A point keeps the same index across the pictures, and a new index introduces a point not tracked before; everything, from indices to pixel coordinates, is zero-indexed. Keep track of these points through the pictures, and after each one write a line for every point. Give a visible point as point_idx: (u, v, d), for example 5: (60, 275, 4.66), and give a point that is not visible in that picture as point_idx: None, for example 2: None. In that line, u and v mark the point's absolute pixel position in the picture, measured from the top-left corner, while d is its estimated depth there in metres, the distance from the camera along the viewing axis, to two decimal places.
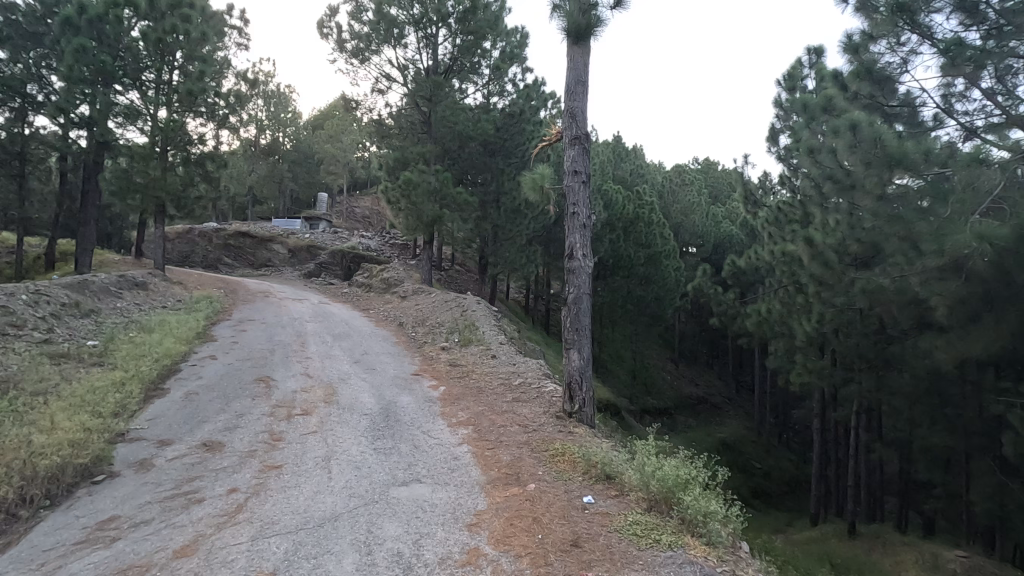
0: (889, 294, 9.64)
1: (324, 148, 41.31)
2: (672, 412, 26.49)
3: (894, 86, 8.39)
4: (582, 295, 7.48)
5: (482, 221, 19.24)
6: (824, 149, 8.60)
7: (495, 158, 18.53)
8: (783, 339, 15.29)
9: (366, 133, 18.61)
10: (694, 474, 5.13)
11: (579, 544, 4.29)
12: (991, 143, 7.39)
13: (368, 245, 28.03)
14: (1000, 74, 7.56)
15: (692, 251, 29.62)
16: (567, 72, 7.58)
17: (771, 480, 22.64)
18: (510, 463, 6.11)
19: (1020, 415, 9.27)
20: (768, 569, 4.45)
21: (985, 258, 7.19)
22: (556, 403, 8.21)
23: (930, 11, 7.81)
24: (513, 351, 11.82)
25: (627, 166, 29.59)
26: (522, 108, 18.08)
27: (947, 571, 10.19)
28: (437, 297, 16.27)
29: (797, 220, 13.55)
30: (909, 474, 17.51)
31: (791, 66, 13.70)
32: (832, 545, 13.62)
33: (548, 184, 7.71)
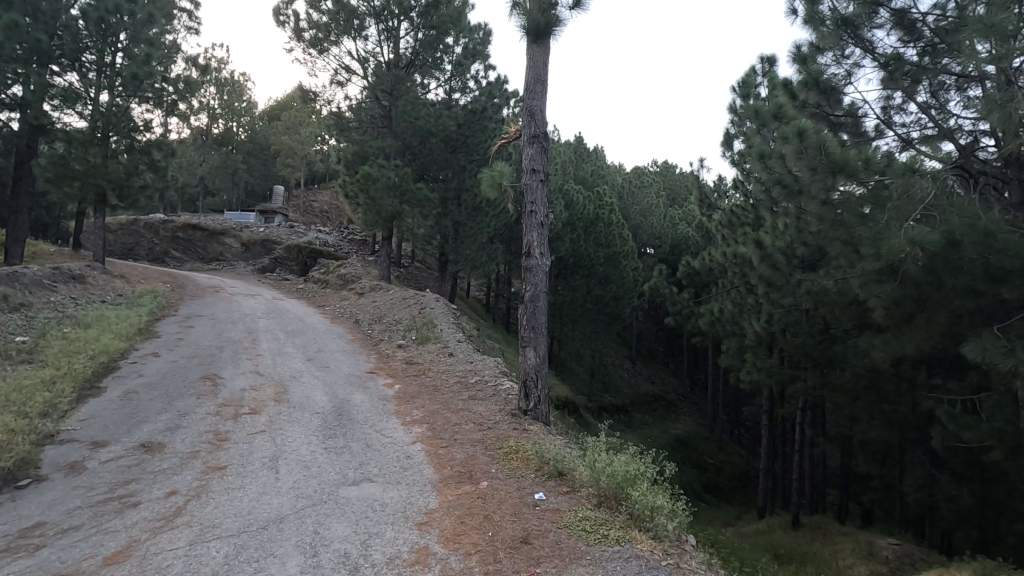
0: (832, 296, 10.06)
1: (280, 140, 40.11)
2: (629, 409, 26.99)
3: (839, 96, 8.76)
4: (539, 293, 7.50)
5: (442, 218, 19.07)
6: (774, 155, 8.88)
7: (456, 155, 18.34)
8: (734, 338, 15.76)
9: (324, 126, 18.15)
10: (643, 470, 5.24)
11: (529, 541, 4.31)
12: (926, 153, 7.83)
13: (325, 240, 27.35)
14: (933, 89, 8.02)
15: (650, 251, 30.19)
16: (526, 71, 7.60)
17: (723, 475, 23.37)
18: (463, 462, 6.07)
19: (947, 410, 9.86)
20: (711, 561, 4.58)
21: (917, 262, 7.60)
22: (511, 401, 8.23)
23: (873, 27, 8.25)
24: (471, 348, 11.78)
25: (588, 167, 29.98)
26: (484, 105, 18.03)
27: (880, 558, 10.75)
28: (395, 294, 16.01)
29: (748, 223, 13.99)
30: (850, 467, 18.36)
31: (745, 73, 14.13)
32: (777, 536, 14.15)
33: (506, 181, 7.69)
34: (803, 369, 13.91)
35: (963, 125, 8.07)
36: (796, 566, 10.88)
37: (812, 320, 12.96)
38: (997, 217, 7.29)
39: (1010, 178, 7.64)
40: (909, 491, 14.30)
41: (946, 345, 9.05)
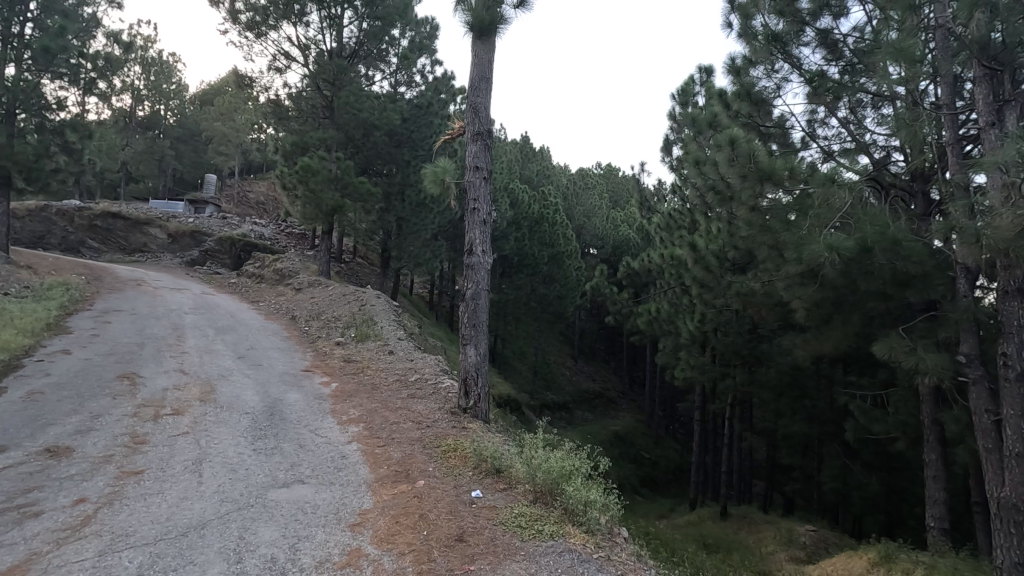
0: (759, 298, 10.62)
1: (213, 126, 38.01)
2: (571, 406, 27.45)
3: (769, 108, 9.23)
4: (481, 291, 7.48)
5: (385, 214, 18.67)
6: (709, 161, 9.25)
7: (401, 149, 18.00)
8: (669, 336, 16.35)
9: (261, 113, 17.37)
10: (577, 465, 5.34)
11: (464, 539, 4.30)
12: (845, 165, 8.41)
13: (261, 233, 26.20)
14: (853, 106, 8.61)
15: (592, 252, 30.83)
16: (471, 67, 7.62)
17: (658, 469, 24.22)
18: (401, 461, 5.98)
19: (859, 404, 10.64)
20: (641, 552, 4.73)
21: (835, 267, 8.12)
22: (452, 399, 8.18)
23: (800, 44, 8.77)
24: (412, 346, 11.63)
25: (533, 167, 30.28)
26: (430, 100, 17.81)
27: (798, 543, 11.48)
28: (335, 291, 15.56)
29: (685, 227, 14.53)
30: (774, 459, 19.46)
31: (684, 81, 14.67)
32: (707, 526, 14.83)
33: (449, 177, 7.64)
34: (733, 367, 14.63)
35: (878, 140, 8.71)
36: (722, 553, 11.45)
37: (742, 320, 13.64)
38: (904, 226, 7.91)
39: (916, 191, 8.50)
40: (826, 480, 15.32)
41: (860, 345, 9.74)
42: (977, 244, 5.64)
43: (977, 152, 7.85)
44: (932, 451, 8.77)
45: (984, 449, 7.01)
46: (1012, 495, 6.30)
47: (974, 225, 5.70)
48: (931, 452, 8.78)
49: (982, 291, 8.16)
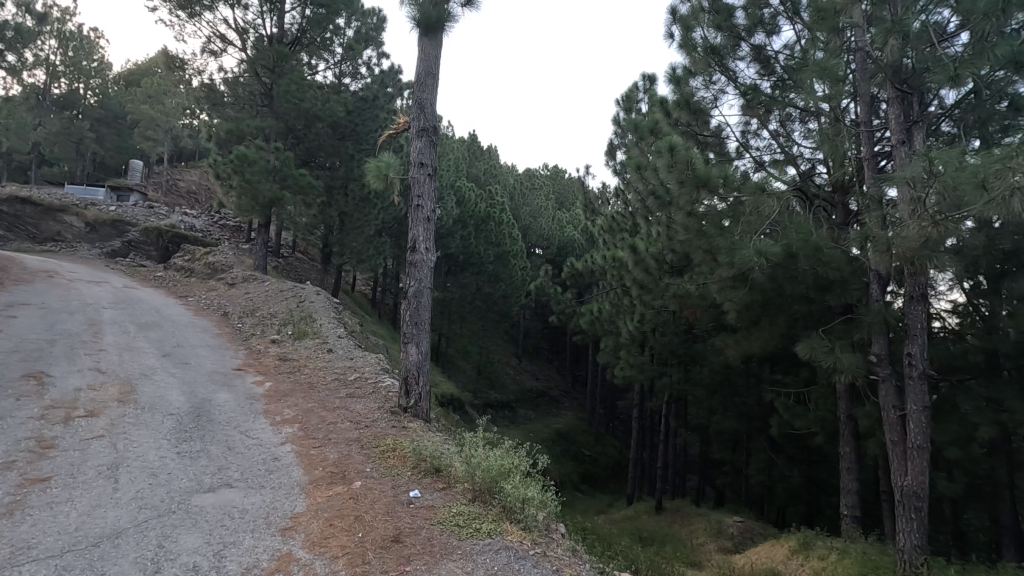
0: (694, 300, 11.07)
1: (139, 109, 35.62)
2: (514, 404, 27.60)
3: (707, 118, 9.61)
4: (424, 289, 7.40)
5: (327, 208, 18.08)
6: (650, 167, 9.56)
7: (344, 142, 17.48)
8: (611, 336, 16.75)
9: (194, 98, 16.46)
10: (517, 464, 5.38)
11: (400, 540, 4.23)
12: (775, 176, 8.90)
13: (191, 224, 24.79)
14: (782, 120, 9.12)
15: (538, 251, 31.14)
16: (418, 63, 7.55)
17: (598, 465, 24.78)
18: (338, 461, 5.83)
19: (783, 401, 11.30)
20: (577, 547, 4.83)
21: (764, 273, 8.56)
22: (392, 398, 8.04)
23: (736, 59, 9.20)
24: (352, 344, 11.36)
25: (480, 166, 30.23)
26: (376, 93, 17.38)
27: (726, 534, 12.07)
28: (271, 286, 14.94)
29: (626, 230, 14.93)
30: (707, 454, 20.33)
31: (629, 88, 15.05)
32: (643, 520, 15.33)
33: (392, 173, 7.51)
34: (670, 366, 15.17)
35: (804, 153, 9.27)
36: (657, 545, 11.87)
37: (678, 322, 14.18)
38: (826, 234, 8.44)
39: (836, 202, 9.11)
40: (753, 473, 16.13)
41: (784, 345, 10.34)
42: (887, 252, 6.11)
43: (890, 167, 8.50)
44: (846, 445, 9.41)
45: (890, 442, 7.57)
46: (914, 484, 6.84)
47: (886, 235, 6.16)
48: (846, 446, 9.42)
49: (891, 296, 8.82)
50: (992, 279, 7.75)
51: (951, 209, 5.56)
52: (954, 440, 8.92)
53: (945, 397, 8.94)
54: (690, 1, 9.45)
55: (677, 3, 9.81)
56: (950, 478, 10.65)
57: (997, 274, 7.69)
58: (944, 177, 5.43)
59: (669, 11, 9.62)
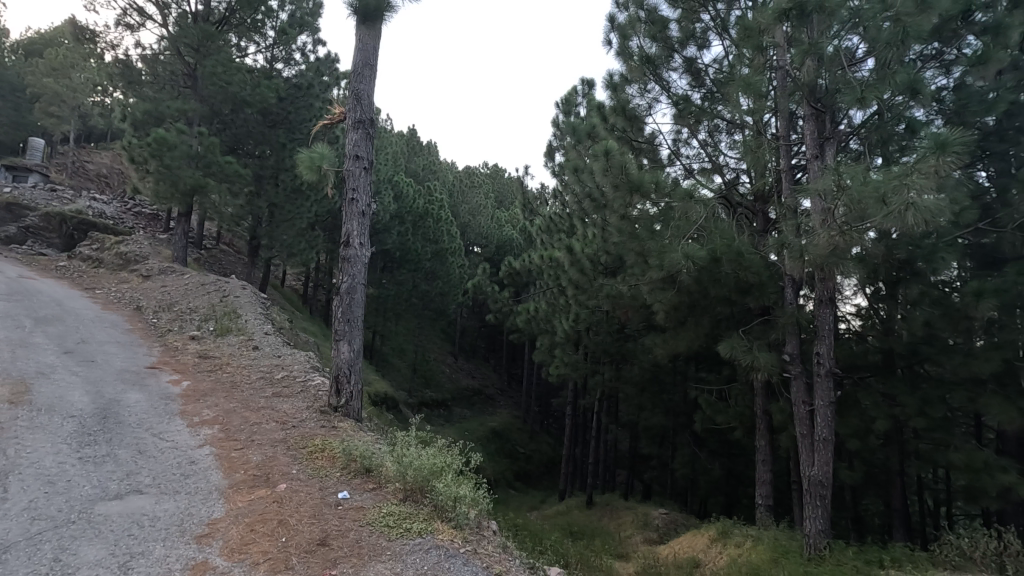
0: (626, 301, 11.44)
1: (41, 82, 32.47)
2: (450, 403, 27.41)
3: (641, 125, 9.92)
4: (357, 285, 7.21)
5: (255, 198, 17.09)
6: (587, 170, 9.78)
7: (275, 130, 16.61)
8: (546, 335, 16.99)
9: (105, 74, 15.19)
10: (449, 462, 5.36)
11: (326, 543, 4.11)
12: (703, 183, 9.34)
13: (101, 211, 22.88)
14: (711, 131, 9.60)
15: (476, 250, 31.12)
16: (355, 52, 7.38)
17: (532, 463, 25.07)
18: (261, 464, 5.57)
19: (707, 397, 11.89)
20: (508, 543, 4.88)
21: (691, 275, 8.94)
22: (321, 398, 7.77)
23: (669, 69, 9.57)
24: (280, 341, 10.90)
25: (418, 161, 29.81)
26: (311, 81, 16.72)
27: (652, 526, 12.55)
28: (190, 279, 14.05)
29: (563, 231, 15.20)
30: (636, 449, 21.03)
31: (568, 91, 15.31)
32: (574, 515, 15.68)
33: (326, 164, 7.27)
34: (602, 364, 15.59)
35: (730, 163, 9.79)
36: (586, 538, 12.15)
37: (611, 321, 14.61)
38: (747, 240, 8.93)
39: (757, 210, 9.72)
40: (678, 467, 16.81)
41: (708, 344, 10.89)
42: (801, 258, 6.58)
43: (804, 179, 9.14)
44: (762, 438, 10.01)
45: (800, 435, 8.13)
46: (820, 473, 7.39)
47: (800, 242, 6.63)
48: (761, 439, 10.03)
49: (804, 300, 9.48)
50: (889, 285, 8.42)
51: (856, 220, 6.06)
52: (855, 433, 9.67)
53: (848, 394, 9.69)
54: (627, 10, 9.75)
55: (615, 11, 10.09)
56: (852, 467, 11.56)
57: (893, 281, 8.29)
58: (851, 190, 5.91)
59: (608, 18, 9.88)
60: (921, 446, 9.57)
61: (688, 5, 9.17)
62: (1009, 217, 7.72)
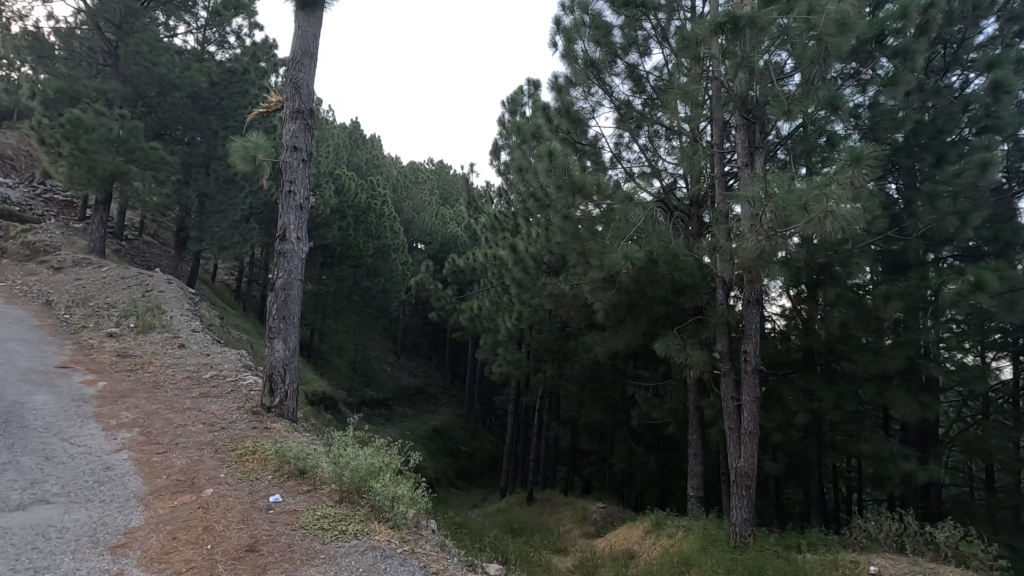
0: (568, 299, 11.67)
1: None
2: (391, 402, 26.93)
3: (584, 127, 10.14)
4: (293, 281, 6.97)
5: (182, 187, 15.77)
6: (531, 170, 9.90)
7: (206, 117, 15.65)
8: (489, 333, 17.04)
9: (11, 46, 13.92)
10: (388, 462, 5.28)
11: (256, 549, 3.95)
12: (642, 187, 9.65)
13: (5, 195, 20.90)
14: (650, 136, 9.94)
15: (420, 247, 30.79)
16: (294, 40, 7.16)
17: (473, 461, 25.07)
18: (185, 468, 5.27)
19: (644, 394, 12.29)
20: (446, 542, 4.87)
21: (630, 276, 9.19)
22: (253, 398, 7.45)
23: (612, 75, 9.80)
24: (209, 339, 10.38)
25: (361, 155, 29.14)
26: (247, 66, 15.76)
27: (590, 520, 12.86)
28: (108, 273, 13.10)
29: (508, 229, 15.30)
30: (577, 445, 21.44)
31: (514, 91, 15.40)
32: (514, 512, 15.81)
33: (261, 155, 6.97)
34: (544, 362, 15.80)
35: (668, 168, 10.17)
36: (527, 534, 12.30)
37: (553, 320, 14.84)
38: (682, 243, 9.29)
39: (692, 214, 10.16)
40: (616, 462, 17.31)
41: (645, 343, 11.27)
42: (731, 260, 6.94)
43: (736, 186, 9.63)
44: (694, 432, 10.47)
45: (729, 429, 8.55)
46: (746, 465, 7.79)
47: (730, 246, 6.99)
48: (693, 433, 10.48)
49: (734, 300, 9.98)
50: (810, 287, 9.00)
51: (780, 226, 6.44)
52: (778, 426, 10.27)
53: (772, 390, 10.29)
54: (573, 13, 9.90)
55: (561, 14, 10.25)
56: (775, 458, 12.29)
57: (813, 284, 8.88)
58: (777, 197, 6.27)
59: (554, 20, 10.02)
60: (835, 438, 10.30)
61: (631, 13, 9.32)
62: (914, 226, 8.33)
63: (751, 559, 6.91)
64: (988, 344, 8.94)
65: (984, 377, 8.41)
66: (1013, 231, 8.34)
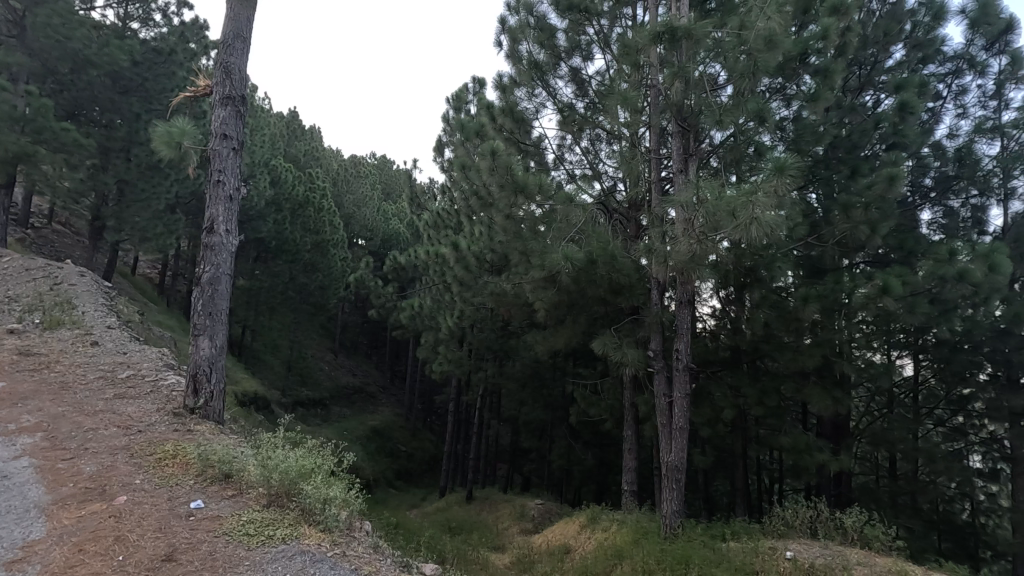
0: (509, 298, 11.75)
1: None
2: (328, 402, 26.11)
3: (528, 128, 10.22)
4: (221, 275, 6.64)
5: (98, 172, 14.37)
6: (474, 168, 9.88)
7: (128, 98, 14.50)
8: (430, 331, 16.87)
9: None
10: (320, 463, 5.13)
11: (173, 558, 3.74)
12: (583, 188, 9.84)
13: None
14: (592, 140, 10.15)
15: (361, 243, 30.05)
16: (225, 22, 6.82)
17: (413, 461, 24.72)
18: (95, 475, 4.91)
19: (583, 392, 12.54)
20: (381, 543, 4.80)
21: (570, 277, 9.35)
22: (175, 399, 7.03)
23: (556, 77, 9.94)
24: (126, 335, 9.71)
25: (300, 146, 28.09)
26: (174, 47, 14.85)
27: (528, 517, 13.00)
28: (9, 263, 11.94)
29: (451, 227, 15.20)
30: (517, 443, 21.62)
31: (459, 88, 15.32)
32: (453, 511, 15.74)
33: (187, 141, 6.58)
34: (485, 360, 15.82)
35: (608, 171, 10.42)
36: (465, 533, 12.28)
37: (495, 318, 14.89)
38: (621, 245, 9.55)
39: (630, 217, 10.48)
40: (555, 459, 17.58)
41: (584, 341, 11.51)
42: (665, 262, 7.21)
43: (671, 191, 10.00)
44: (629, 428, 10.80)
45: (662, 424, 8.88)
46: (677, 459, 8.11)
47: (665, 248, 7.24)
48: (628, 429, 10.79)
49: (668, 301, 10.38)
50: (738, 290, 9.49)
51: (711, 230, 6.74)
52: (707, 421, 10.77)
53: (702, 387, 10.77)
54: (518, 14, 9.97)
55: (506, 13, 10.28)
56: (704, 452, 12.88)
57: (740, 286, 9.37)
58: (708, 203, 6.55)
59: (499, 20, 10.06)
60: (759, 431, 10.92)
61: (575, 18, 9.47)
62: (831, 233, 8.97)
63: (679, 548, 7.21)
64: (893, 344, 9.75)
65: (887, 375, 9.20)
66: (914, 241, 9.14)
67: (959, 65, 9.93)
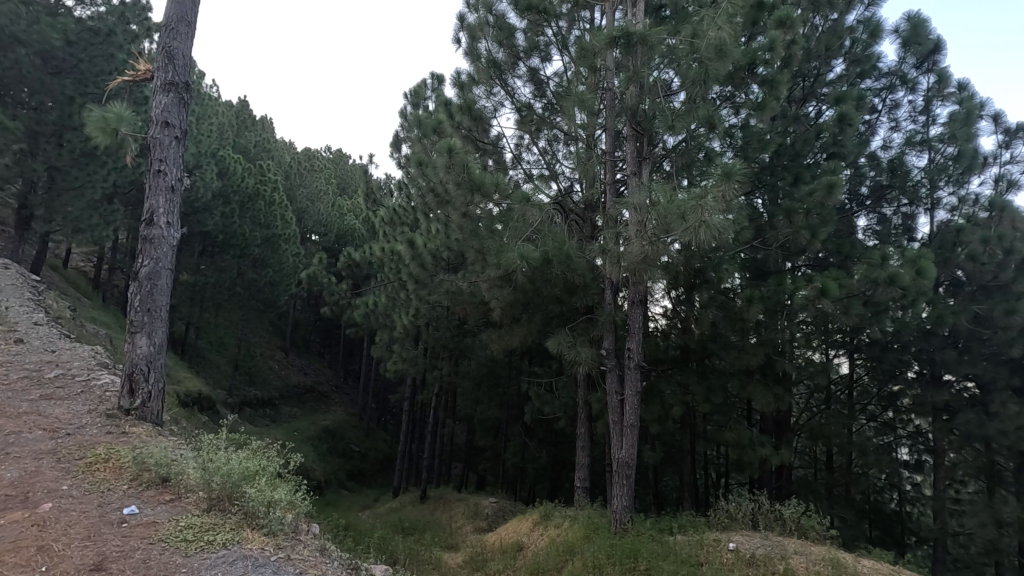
0: (465, 296, 11.70)
1: None
2: (277, 402, 25.30)
3: (486, 127, 10.25)
4: (161, 270, 6.33)
5: (25, 158, 13.46)
6: (430, 165, 9.77)
7: (60, 80, 13.57)
8: (384, 329, 16.61)
9: None
10: (264, 466, 4.98)
11: (103, 567, 3.55)
12: (540, 188, 9.90)
13: None
14: (549, 140, 10.23)
15: (314, 238, 29.26)
16: (168, 5, 6.50)
17: (365, 462, 24.26)
18: (17, 481, 4.58)
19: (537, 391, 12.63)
20: (329, 545, 4.72)
21: (526, 276, 9.39)
22: (108, 400, 6.65)
23: (514, 77, 9.99)
24: (54, 333, 9.11)
25: (250, 137, 27.08)
26: (112, 27, 14.01)
27: (482, 515, 13.00)
28: None
29: (407, 224, 14.98)
30: (473, 442, 21.58)
31: (417, 83, 15.13)
32: (407, 511, 15.57)
33: (123, 128, 6.22)
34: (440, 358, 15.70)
35: (564, 171, 10.53)
36: (418, 533, 12.18)
37: (451, 317, 14.80)
38: (576, 245, 9.67)
39: (585, 217, 10.63)
40: (510, 457, 17.64)
41: (538, 340, 11.58)
42: (618, 263, 7.34)
43: (625, 193, 10.20)
44: (582, 426, 10.95)
45: (613, 421, 9.05)
46: (627, 455, 8.29)
47: (618, 249, 7.37)
48: (581, 427, 10.94)
49: (621, 301, 10.59)
50: (688, 291, 9.77)
51: (663, 232, 6.92)
52: (657, 419, 11.06)
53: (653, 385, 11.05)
54: (476, 12, 9.92)
55: (465, 11, 10.24)
56: (654, 448, 13.20)
57: (690, 287, 9.66)
58: (661, 206, 6.72)
59: (458, 17, 10.00)
60: (706, 428, 11.28)
61: (534, 18, 9.50)
62: (775, 237, 9.37)
63: (628, 543, 7.38)
64: (830, 344, 10.27)
65: (824, 373, 9.69)
66: (850, 246, 9.66)
67: (892, 81, 10.54)
